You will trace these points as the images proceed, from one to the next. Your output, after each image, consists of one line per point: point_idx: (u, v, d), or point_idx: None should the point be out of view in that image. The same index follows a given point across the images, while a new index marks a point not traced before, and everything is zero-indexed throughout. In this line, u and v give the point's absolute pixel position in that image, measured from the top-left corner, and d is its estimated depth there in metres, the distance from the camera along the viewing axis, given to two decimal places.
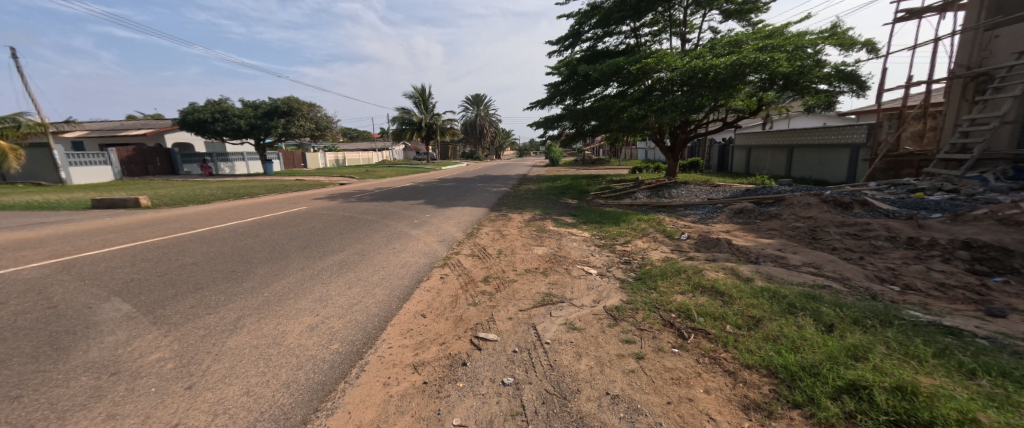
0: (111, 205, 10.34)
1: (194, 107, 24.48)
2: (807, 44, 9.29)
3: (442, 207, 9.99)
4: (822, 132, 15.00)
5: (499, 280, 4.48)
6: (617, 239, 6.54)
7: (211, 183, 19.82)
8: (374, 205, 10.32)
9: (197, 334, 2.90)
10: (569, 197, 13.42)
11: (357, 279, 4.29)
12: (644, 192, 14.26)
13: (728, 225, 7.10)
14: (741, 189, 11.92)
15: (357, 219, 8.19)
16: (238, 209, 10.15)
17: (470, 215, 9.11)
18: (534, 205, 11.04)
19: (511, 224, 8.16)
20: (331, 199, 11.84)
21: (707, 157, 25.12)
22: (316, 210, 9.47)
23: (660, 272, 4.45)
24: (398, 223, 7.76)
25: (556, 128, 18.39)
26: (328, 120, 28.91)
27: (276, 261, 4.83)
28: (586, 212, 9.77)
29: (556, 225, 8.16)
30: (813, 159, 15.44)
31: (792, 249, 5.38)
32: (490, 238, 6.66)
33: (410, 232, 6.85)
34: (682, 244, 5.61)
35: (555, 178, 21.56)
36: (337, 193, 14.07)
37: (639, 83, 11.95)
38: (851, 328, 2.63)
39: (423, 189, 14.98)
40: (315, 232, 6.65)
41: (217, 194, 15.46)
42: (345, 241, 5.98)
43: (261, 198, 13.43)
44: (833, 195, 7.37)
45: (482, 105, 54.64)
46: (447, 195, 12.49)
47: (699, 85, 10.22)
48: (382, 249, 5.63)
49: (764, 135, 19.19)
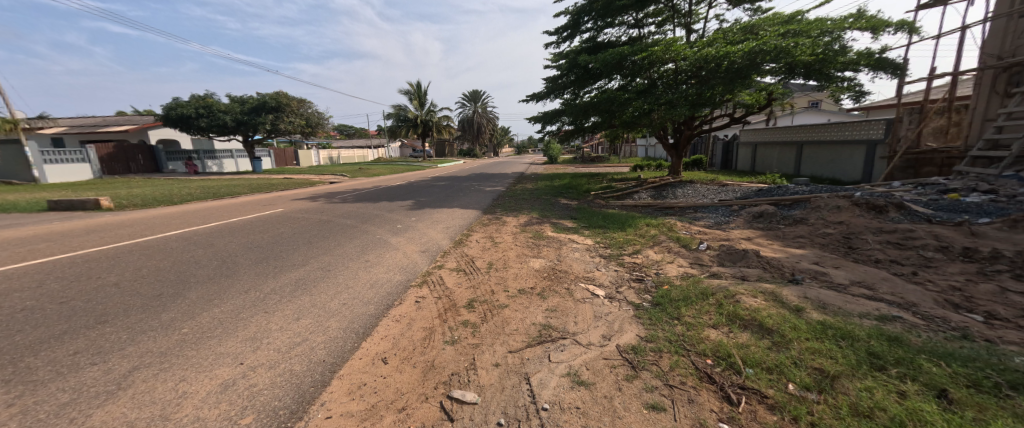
0: (69, 207, 9.48)
1: (177, 102, 23.48)
2: (831, 29, 8.50)
3: (431, 209, 9.17)
4: (836, 128, 14.18)
5: (486, 306, 3.66)
6: (623, 248, 5.73)
7: (194, 181, 18.93)
8: (357, 207, 9.49)
9: (56, 401, 2.07)
10: (568, 197, 12.60)
11: (310, 306, 3.46)
12: (648, 192, 13.48)
13: (748, 231, 6.31)
14: (753, 189, 11.15)
15: (334, 223, 7.36)
16: (208, 211, 9.31)
17: (460, 219, 8.30)
18: (531, 207, 10.24)
19: (505, 229, 7.34)
20: (312, 200, 11.01)
21: (710, 155, 24.33)
22: (290, 213, 8.62)
23: (681, 295, 3.65)
24: (378, 228, 6.94)
25: (555, 124, 17.57)
26: (319, 116, 27.99)
27: (218, 281, 3.99)
28: (588, 214, 8.97)
29: (555, 230, 7.37)
30: (826, 157, 14.66)
31: (831, 263, 4.60)
32: (480, 247, 5.86)
33: (390, 241, 6.03)
34: (702, 255, 4.82)
35: (554, 176, 20.75)
36: (322, 193, 13.21)
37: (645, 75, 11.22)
38: (982, 400, 1.82)
39: (413, 188, 14.14)
40: (280, 241, 5.81)
41: (195, 194, 14.57)
42: (310, 253, 5.15)
43: (240, 199, 12.59)
44: (865, 197, 6.57)
45: (480, 101, 53.67)
46: (438, 196, 11.65)
47: (711, 77, 9.45)
48: (352, 263, 4.81)
49: (773, 131, 18.35)
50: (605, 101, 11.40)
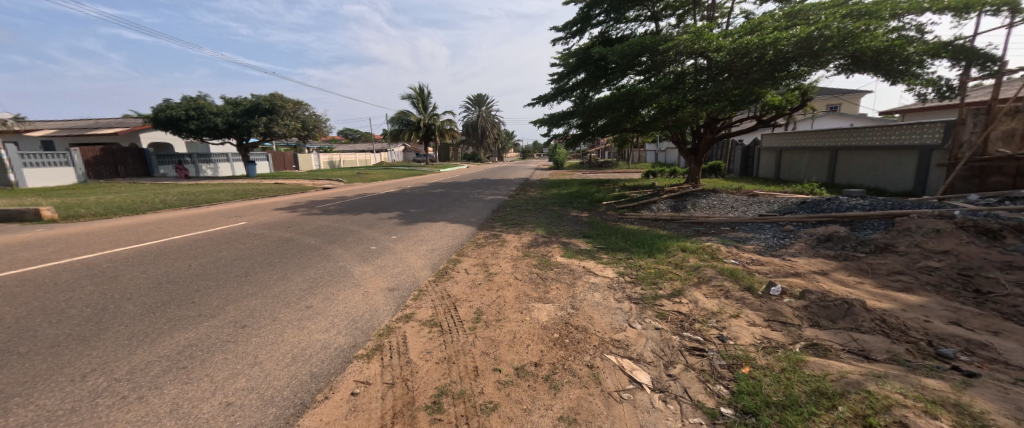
0: (6, 217, 8.31)
1: (168, 103, 22.49)
2: (903, 11, 7.12)
3: (419, 225, 7.81)
4: (879, 133, 12.68)
5: (462, 409, 2.23)
6: (659, 286, 4.30)
7: (178, 186, 17.91)
8: (332, 220, 8.18)
9: None
10: (577, 208, 11.21)
11: (160, 416, 2.04)
12: (668, 202, 12.01)
13: (819, 264, 4.82)
14: (792, 201, 9.67)
15: (296, 243, 6.04)
16: (161, 223, 8.05)
17: (450, 237, 6.92)
18: (536, 221, 8.84)
19: (502, 253, 5.94)
20: (287, 211, 9.73)
21: (729, 160, 22.81)
22: (252, 226, 7.33)
23: (784, 391, 2.19)
24: (348, 251, 5.59)
25: (562, 127, 16.31)
26: (317, 119, 26.99)
27: (61, 351, 2.62)
28: (603, 232, 7.56)
29: (565, 254, 5.95)
30: (866, 163, 13.17)
31: (977, 323, 3.11)
32: (468, 283, 4.46)
33: (354, 273, 4.63)
34: (781, 306, 3.35)
35: (561, 183, 19.33)
36: (303, 201, 11.93)
37: (668, 70, 10.03)
38: None
39: (405, 197, 12.83)
40: (209, 271, 4.45)
41: (169, 201, 13.41)
42: (235, 294, 3.76)
43: (212, 207, 11.37)
44: (971, 218, 5.05)
45: (485, 105, 52.67)
46: (431, 206, 10.32)
47: (750, 70, 8.27)
48: (286, 312, 3.40)
49: (800, 135, 16.82)
50: (622, 100, 10.16)
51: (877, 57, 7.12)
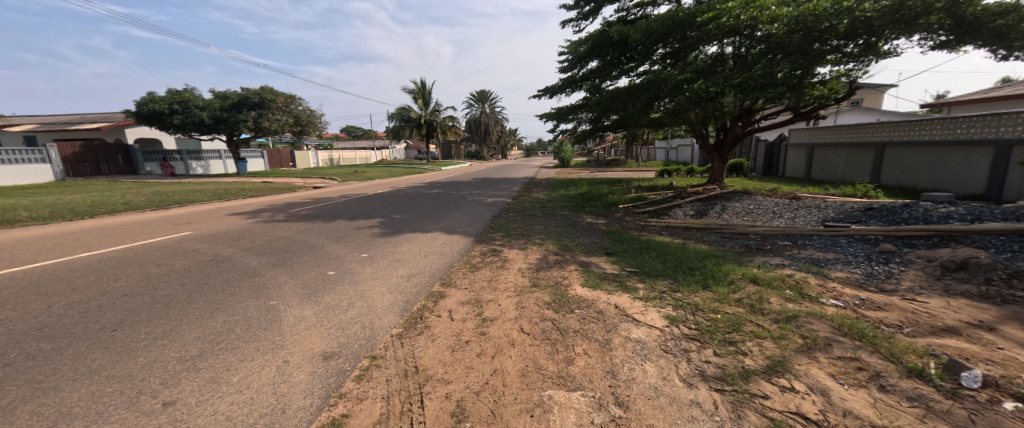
0: None
1: (151, 96, 21.19)
2: None
3: (401, 238, 6.31)
4: (940, 126, 11.12)
5: None
6: (742, 353, 2.76)
7: (157, 185, 16.61)
8: (297, 230, 6.71)
9: None
10: (591, 213, 9.66)
11: None
12: (694, 205, 10.45)
13: (966, 312, 3.26)
14: (852, 207, 8.10)
15: (231, 265, 4.55)
16: (94, 231, 6.66)
17: (437, 255, 5.45)
18: (544, 230, 7.34)
19: (503, 281, 4.43)
20: (252, 216, 8.29)
21: (751, 158, 21.21)
22: (194, 238, 5.90)
23: None
24: (293, 280, 4.08)
25: (570, 122, 14.78)
26: (310, 114, 25.66)
27: None
28: (629, 248, 6.03)
29: (585, 283, 4.43)
30: (927, 161, 11.43)
31: None
32: (450, 341, 2.95)
33: (282, 322, 3.10)
34: (1012, 424, 1.81)
35: (570, 183, 17.78)
36: (278, 204, 10.49)
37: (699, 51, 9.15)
38: None
39: (395, 199, 11.37)
40: (65, 321, 2.96)
41: (134, 203, 12.04)
42: (58, 376, 2.25)
43: (175, 210, 9.99)
44: None
45: (488, 102, 51.10)
46: (421, 211, 8.85)
47: (806, 48, 7.38)
48: (114, 423, 1.90)
49: (840, 130, 15.12)
50: (648, 87, 9.08)
51: (1002, 29, 6.03)
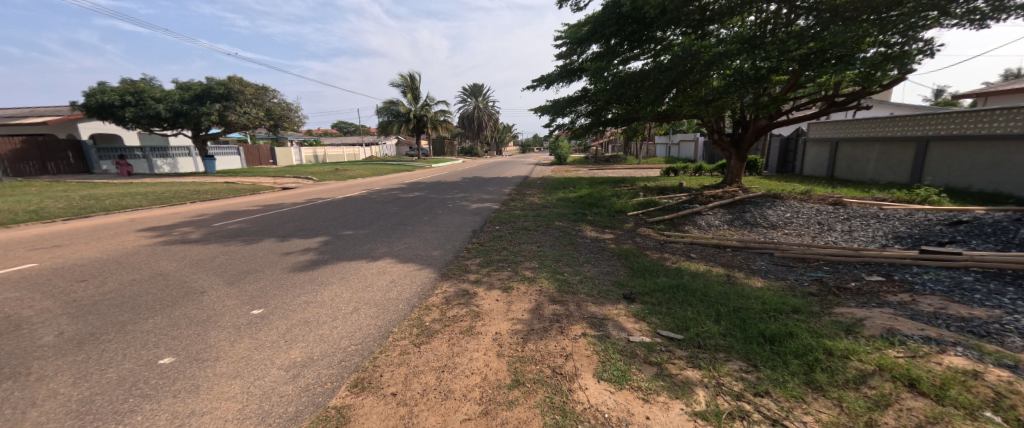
0: None
1: (102, 87, 19.03)
2: None
3: (331, 272, 4.46)
4: (1002, 117, 9.36)
5: None
6: None
7: (101, 186, 14.64)
8: (195, 257, 4.85)
9: None
10: (595, 224, 7.88)
11: None
12: (717, 212, 8.71)
13: None
14: (928, 218, 6.38)
15: (0, 343, 2.66)
16: None
17: (373, 307, 3.60)
18: (537, 253, 5.53)
19: (464, 372, 2.60)
20: (158, 233, 6.38)
21: (764, 155, 19.56)
22: (18, 278, 3.96)
23: None
24: (68, 389, 2.19)
25: (567, 117, 12.94)
26: (285, 108, 23.68)
27: None
28: (656, 288, 4.22)
29: (602, 372, 2.61)
30: (983, 158, 9.78)
31: None
32: None
33: None
34: None
35: (568, 183, 15.97)
36: (213, 213, 8.59)
37: (719, 25, 7.97)
38: None
39: (359, 206, 9.44)
40: None
41: (47, 211, 10.02)
42: None
43: (80, 222, 8.05)
44: None
45: (481, 96, 49.10)
46: (381, 224, 7.02)
47: (864, 15, 6.25)
48: None
49: (870, 123, 13.45)
50: (672, 67, 7.36)
51: None
